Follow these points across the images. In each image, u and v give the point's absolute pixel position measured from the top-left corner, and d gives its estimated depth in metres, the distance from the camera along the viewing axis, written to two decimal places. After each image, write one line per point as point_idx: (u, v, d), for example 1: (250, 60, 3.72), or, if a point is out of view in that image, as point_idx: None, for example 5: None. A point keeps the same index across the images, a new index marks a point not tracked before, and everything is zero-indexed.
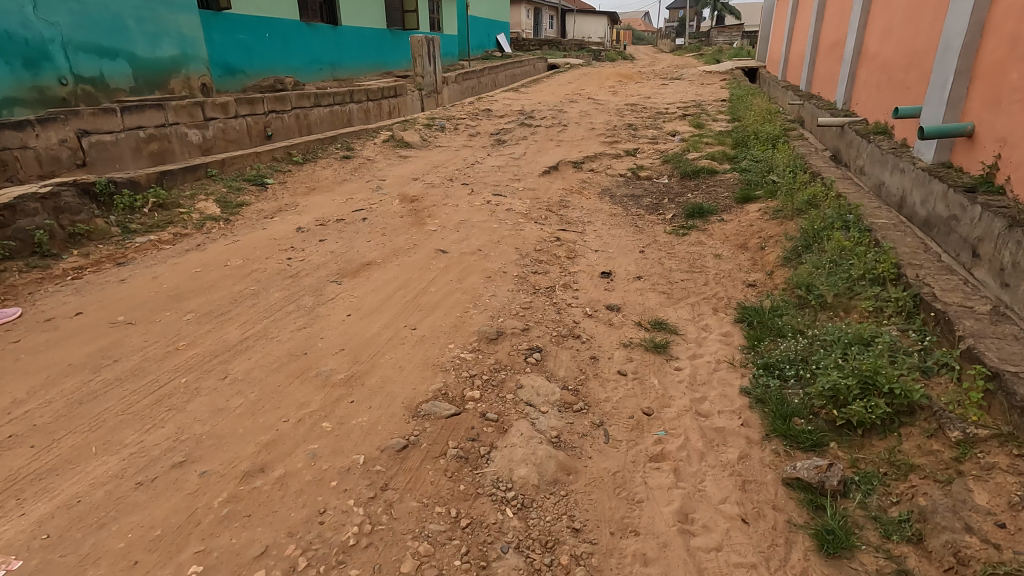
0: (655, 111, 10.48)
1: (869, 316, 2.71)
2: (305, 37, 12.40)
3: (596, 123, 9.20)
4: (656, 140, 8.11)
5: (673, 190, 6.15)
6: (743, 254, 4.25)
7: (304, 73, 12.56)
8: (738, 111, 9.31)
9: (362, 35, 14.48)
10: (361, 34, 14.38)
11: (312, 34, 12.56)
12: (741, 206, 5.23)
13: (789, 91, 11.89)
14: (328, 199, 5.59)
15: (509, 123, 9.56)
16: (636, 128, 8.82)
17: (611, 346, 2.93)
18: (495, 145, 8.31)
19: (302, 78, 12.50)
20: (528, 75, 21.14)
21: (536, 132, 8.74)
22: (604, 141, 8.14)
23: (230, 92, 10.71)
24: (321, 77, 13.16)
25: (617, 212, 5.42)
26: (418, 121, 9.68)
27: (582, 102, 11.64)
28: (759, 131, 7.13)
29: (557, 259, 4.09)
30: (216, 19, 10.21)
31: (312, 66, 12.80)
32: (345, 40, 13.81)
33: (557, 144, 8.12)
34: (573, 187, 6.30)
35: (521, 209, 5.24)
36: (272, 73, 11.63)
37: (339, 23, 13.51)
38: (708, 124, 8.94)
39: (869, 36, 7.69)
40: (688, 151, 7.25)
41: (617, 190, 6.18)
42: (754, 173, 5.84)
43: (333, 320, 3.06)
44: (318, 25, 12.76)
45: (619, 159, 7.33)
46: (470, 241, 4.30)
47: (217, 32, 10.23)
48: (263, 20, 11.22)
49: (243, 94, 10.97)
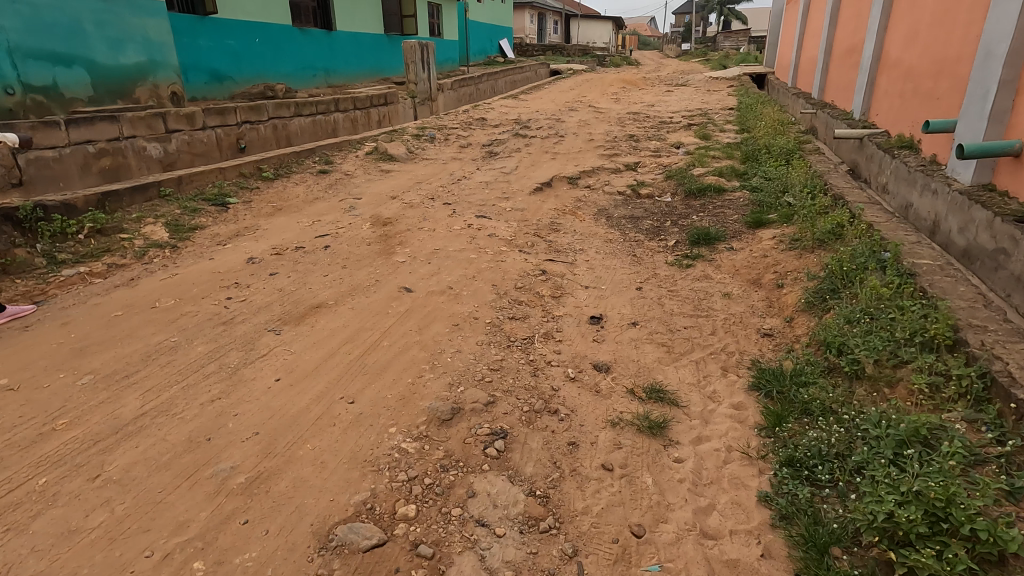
0: (658, 121, 9.92)
1: (923, 397, 2.14)
2: (296, 41, 11.91)
3: (595, 133, 8.64)
4: (658, 153, 7.54)
5: (674, 210, 5.57)
6: (756, 292, 3.67)
7: (295, 80, 12.09)
8: (747, 121, 8.73)
9: (358, 40, 14.00)
10: (356, 39, 13.90)
11: (303, 39, 12.08)
12: (753, 232, 4.65)
13: (800, 100, 11.31)
14: (293, 221, 5.07)
15: (503, 133, 9.02)
16: (637, 139, 8.25)
17: (595, 426, 2.36)
18: (486, 157, 7.78)
19: (292, 85, 12.01)
20: (529, 81, 20.64)
21: (530, 144, 8.20)
22: (602, 154, 7.59)
23: (217, 99, 10.24)
24: (313, 83, 12.67)
25: (613, 237, 4.86)
26: (407, 131, 9.17)
27: (581, 111, 11.09)
28: (771, 146, 6.55)
29: (540, 298, 3.53)
30: (201, 25, 9.72)
31: (304, 72, 12.33)
32: (339, 46, 13.33)
33: (552, 156, 7.57)
34: (565, 206, 5.75)
35: (504, 235, 4.69)
36: (261, 79, 11.15)
37: (333, 28, 13.03)
38: (715, 135, 8.36)
39: (891, 42, 7.12)
40: (693, 166, 6.67)
41: (614, 211, 5.61)
42: (767, 194, 5.25)
43: (255, 389, 2.49)
44: (311, 30, 12.28)
45: (617, 175, 6.77)
46: (441, 276, 3.75)
47: (203, 37, 9.76)
48: (253, 24, 10.74)
49: (230, 101, 10.48)
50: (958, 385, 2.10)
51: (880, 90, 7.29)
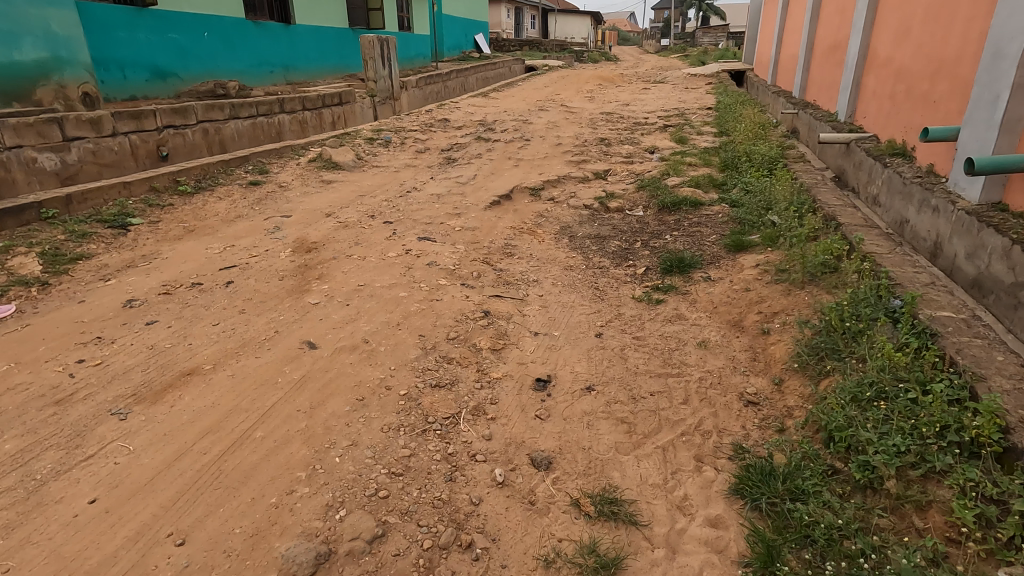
0: (633, 122, 9.32)
1: (969, 538, 1.58)
2: (251, 36, 11.06)
3: (564, 137, 8.00)
4: (629, 160, 6.92)
5: (645, 228, 4.97)
6: (736, 338, 3.08)
7: (250, 77, 11.19)
8: (726, 123, 8.17)
9: (320, 34, 13.12)
10: (318, 34, 13.02)
11: (259, 33, 11.23)
12: (733, 257, 4.05)
13: (780, 99, 10.81)
14: (203, 246, 4.35)
15: (465, 137, 8.35)
16: (608, 143, 7.63)
17: (523, 568, 1.73)
18: (444, 164, 7.09)
19: (248, 83, 11.15)
20: (502, 77, 19.91)
21: (493, 148, 7.54)
22: (569, 160, 6.95)
23: (161, 98, 9.36)
24: (271, 80, 11.79)
25: (573, 263, 4.23)
26: (361, 135, 8.44)
27: (552, 111, 10.43)
28: (752, 152, 5.98)
29: (476, 352, 2.89)
30: (141, 17, 8.81)
31: (261, 69, 11.44)
32: (300, 41, 12.49)
33: (515, 163, 6.92)
34: (523, 224, 5.11)
35: (447, 263, 4.03)
36: (211, 77, 10.26)
37: (292, 22, 12.15)
38: (692, 138, 7.78)
39: (879, 39, 6.59)
40: (668, 175, 6.07)
41: (577, 229, 4.98)
42: (749, 209, 4.67)
43: (53, 520, 1.80)
44: (267, 23, 11.40)
45: (584, 185, 6.14)
46: (358, 324, 3.09)
47: (143, 30, 8.87)
48: (200, 17, 9.84)
49: (177, 100, 9.57)
50: (1019, 527, 1.53)
51: (867, 91, 6.77)
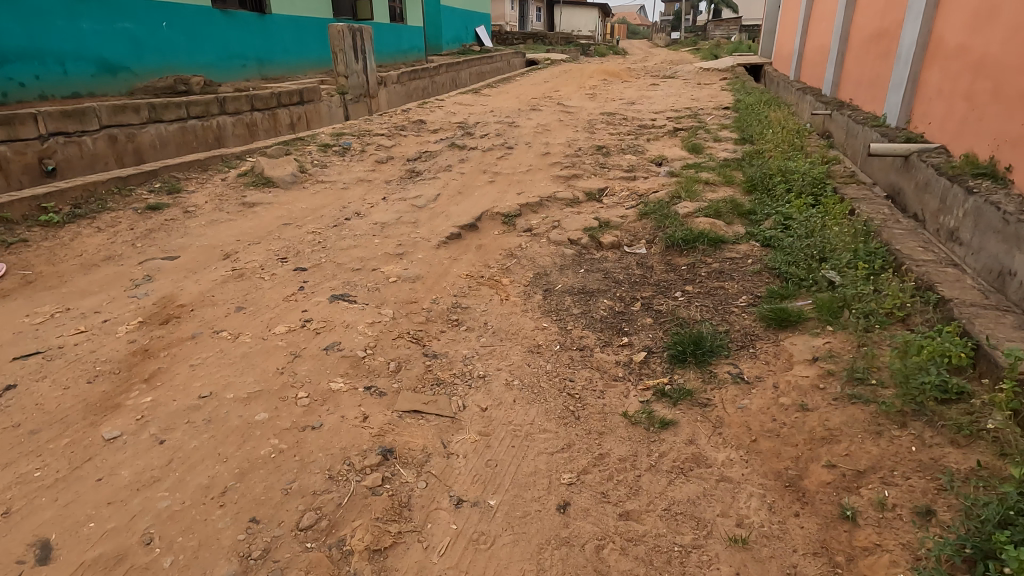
0: (637, 124, 8.02)
1: None
2: (220, 25, 9.80)
3: (553, 143, 6.71)
4: (630, 174, 5.65)
5: (646, 278, 3.71)
6: (794, 523, 1.83)
7: (217, 71, 9.88)
8: (750, 128, 6.83)
9: (301, 25, 11.81)
10: (299, 25, 11.73)
11: (229, 23, 9.98)
12: (775, 337, 2.78)
13: (808, 97, 9.43)
14: (29, 306, 3.14)
15: (437, 142, 7.08)
16: (605, 152, 6.35)
17: None
18: (405, 179, 5.85)
19: (215, 78, 9.88)
20: (500, 72, 18.54)
21: (466, 158, 6.28)
22: (556, 174, 5.68)
23: (110, 95, 8.01)
24: (242, 75, 10.48)
25: (543, 339, 2.98)
26: (317, 140, 7.21)
27: (545, 111, 9.13)
28: (789, 168, 4.67)
29: (340, 566, 1.67)
30: (84, 3, 7.48)
31: (230, 62, 10.14)
32: (278, 32, 11.22)
33: (489, 179, 5.66)
34: (486, 269, 3.85)
35: (356, 342, 2.78)
36: (170, 72, 8.95)
37: (268, 12, 10.86)
38: (708, 147, 6.46)
39: (946, 24, 5.24)
40: (679, 198, 4.79)
41: (556, 277, 3.72)
42: (792, 255, 3.38)
43: None
44: (237, 11, 10.11)
45: (571, 210, 4.87)
46: (157, 490, 1.84)
47: (88, 19, 7.57)
48: (157, 4, 8.56)
49: (130, 98, 8.25)
50: None
51: (928, 90, 5.43)
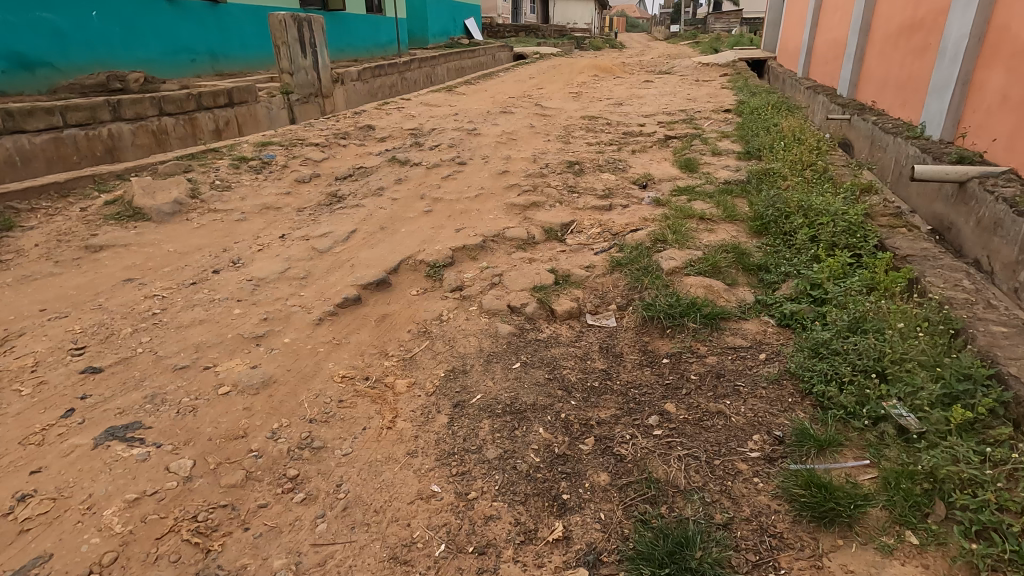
0: (622, 132, 6.82)
1: None
2: (164, 15, 8.53)
3: (516, 157, 5.51)
4: (604, 201, 4.48)
5: (611, 380, 2.53)
6: None
7: (160, 66, 8.61)
8: (757, 138, 5.64)
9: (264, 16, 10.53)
10: (261, 16, 10.45)
11: (175, 12, 8.71)
12: (810, 544, 1.60)
13: (822, 97, 8.22)
14: None
15: (379, 155, 5.89)
16: (577, 169, 5.16)
17: None
18: (322, 206, 4.66)
19: (159, 74, 8.62)
20: (484, 67, 17.26)
21: (406, 177, 5.09)
22: (511, 200, 4.49)
23: (27, 94, 6.74)
24: (192, 71, 9.22)
25: (423, 523, 1.81)
26: (237, 152, 6.02)
27: (519, 114, 7.90)
28: (813, 202, 3.49)
29: None
30: None
31: (178, 57, 8.89)
32: (237, 23, 9.95)
33: (426, 207, 4.47)
34: (379, 361, 2.66)
35: (78, 556, 1.63)
36: (105, 67, 7.69)
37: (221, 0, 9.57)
38: (704, 164, 5.27)
39: (1012, 9, 4.01)
40: (664, 239, 3.61)
41: (477, 377, 2.54)
42: (830, 358, 2.21)
43: None
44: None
45: (521, 255, 3.71)
46: None
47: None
48: None
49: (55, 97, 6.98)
50: None
51: (987, 95, 4.22)
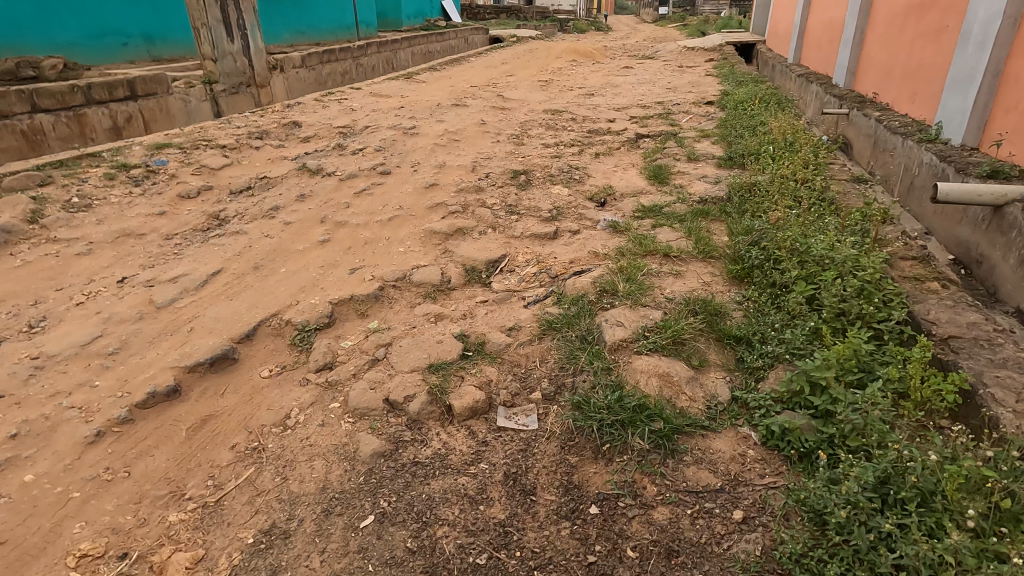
0: (587, 129, 5.90)
1: None
2: None
3: (453, 163, 4.57)
4: (547, 226, 3.56)
5: (507, 548, 1.65)
6: None
7: (85, 52, 7.71)
8: (742, 139, 4.73)
9: None
10: None
11: None
12: None
13: (816, 87, 7.32)
14: None
15: (292, 161, 4.93)
16: (522, 180, 4.24)
17: None
18: (196, 233, 3.71)
19: (82, 60, 7.68)
20: (456, 51, 16.16)
21: (312, 192, 4.15)
22: (431, 225, 3.57)
23: None
24: (124, 57, 8.25)
25: None
26: (122, 156, 5.03)
27: (473, 107, 6.94)
28: (811, 240, 2.59)
29: None
30: None
31: (105, 39, 7.93)
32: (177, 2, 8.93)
33: (323, 235, 3.54)
34: (161, 512, 1.76)
35: None
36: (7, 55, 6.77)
37: None
38: (676, 173, 4.38)
39: None
40: (613, 287, 2.71)
41: (300, 546, 1.65)
42: (848, 568, 1.36)
43: None
44: None
45: (425, 310, 2.80)
46: None
47: None
48: None
49: None
50: None
51: None
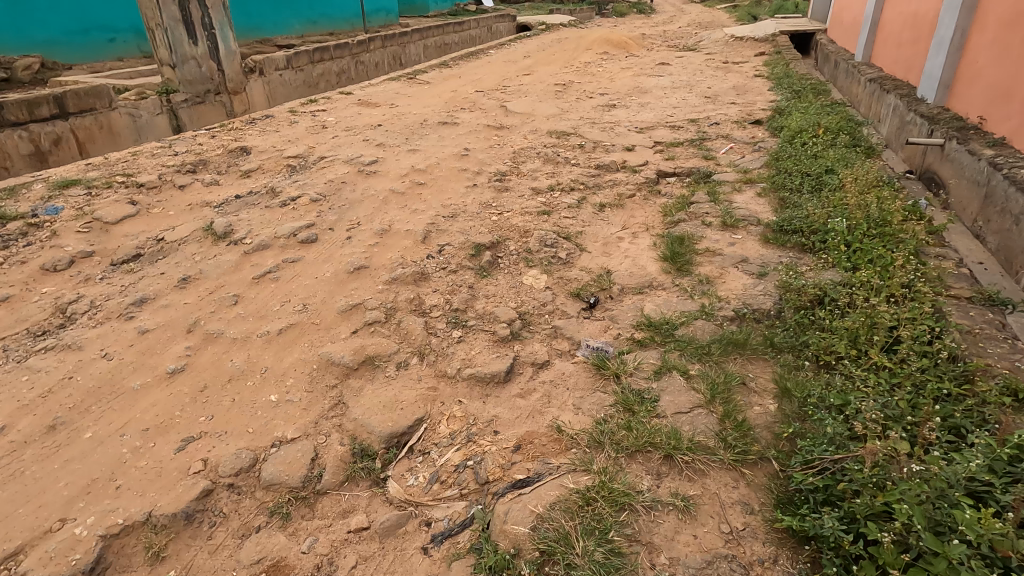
0: (597, 163, 4.65)
1: None
2: None
3: (402, 226, 3.44)
4: (498, 356, 2.40)
5: None
6: None
7: (68, 50, 6.86)
8: (804, 198, 3.41)
9: None
10: None
11: None
12: None
13: (895, 101, 5.83)
14: None
15: (210, 213, 3.89)
16: (484, 259, 3.08)
17: None
18: (23, 338, 2.70)
19: (65, 59, 6.85)
20: (478, 42, 14.85)
21: (204, 271, 3.09)
22: (330, 349, 2.46)
23: None
24: (112, 54, 7.32)
25: None
26: (13, 200, 4.10)
27: (465, 126, 5.76)
28: (942, 502, 1.36)
29: None
30: None
31: (90, 35, 7.03)
32: None
33: (179, 358, 2.47)
34: None
35: None
36: None
37: None
38: (704, 250, 3.13)
39: None
40: (567, 544, 1.54)
41: None
42: None
43: None
44: None
45: (258, 552, 1.70)
46: None
47: None
48: None
49: None
50: None
51: None
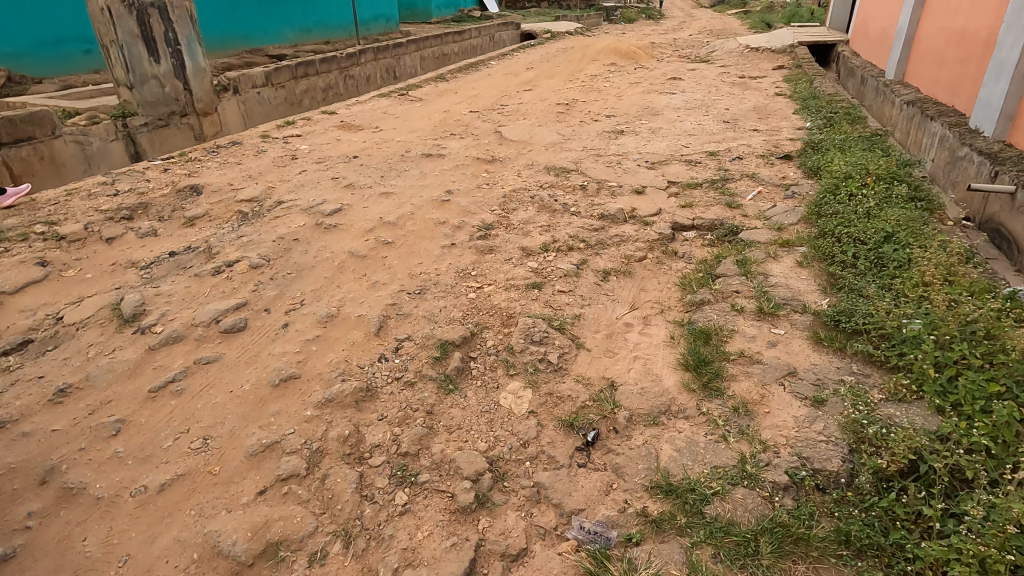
0: (601, 211, 3.93)
1: None
2: None
3: (353, 310, 2.73)
4: (453, 546, 1.69)
5: None
6: None
7: (37, 63, 6.21)
8: (862, 278, 2.69)
9: None
10: None
11: None
12: None
13: (943, 130, 5.07)
14: None
15: (132, 280, 3.21)
16: (451, 365, 2.37)
17: None
18: None
19: (34, 72, 6.19)
20: (478, 50, 14.14)
21: (91, 377, 2.39)
22: (221, 526, 1.76)
23: None
24: (86, 67, 6.66)
25: None
26: None
27: (452, 158, 5.06)
28: None
29: None
30: None
31: (63, 46, 6.39)
32: None
33: (13, 535, 1.79)
34: None
35: None
36: None
37: None
38: (739, 353, 2.40)
39: None
40: None
41: None
42: None
43: None
44: None
45: None
46: None
47: None
48: None
49: None
50: None
51: None
